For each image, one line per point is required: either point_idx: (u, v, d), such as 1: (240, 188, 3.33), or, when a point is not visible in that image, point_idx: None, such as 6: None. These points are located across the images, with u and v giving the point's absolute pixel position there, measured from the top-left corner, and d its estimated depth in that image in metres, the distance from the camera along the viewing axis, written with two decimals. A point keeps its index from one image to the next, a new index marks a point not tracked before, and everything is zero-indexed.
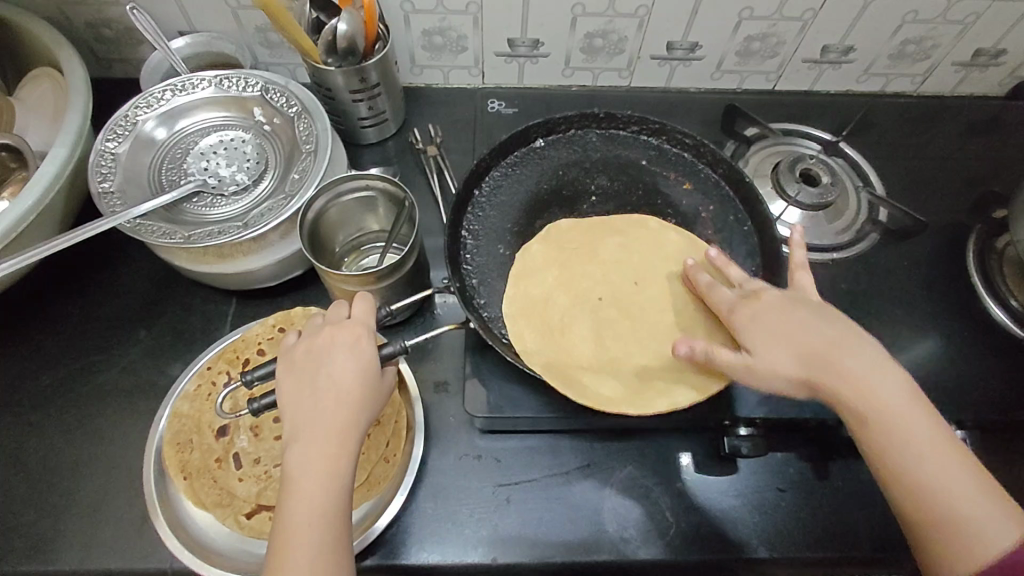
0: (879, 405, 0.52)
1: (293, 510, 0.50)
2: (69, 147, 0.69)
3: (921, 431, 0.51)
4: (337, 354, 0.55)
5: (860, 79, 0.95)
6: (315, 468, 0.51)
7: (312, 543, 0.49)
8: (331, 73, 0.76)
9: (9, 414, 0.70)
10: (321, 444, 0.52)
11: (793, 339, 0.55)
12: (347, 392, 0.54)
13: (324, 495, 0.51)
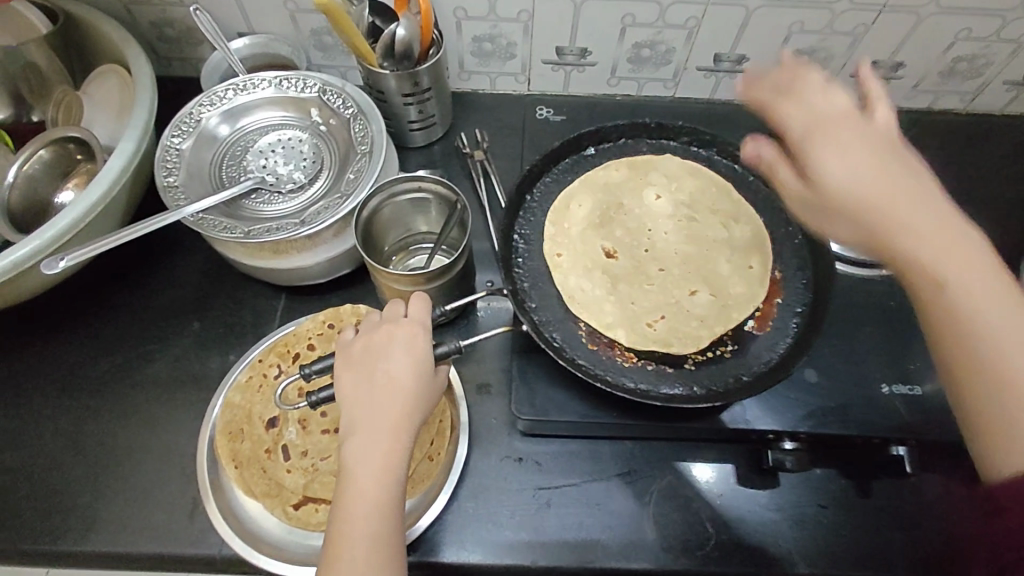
0: (911, 237, 0.46)
1: (349, 501, 0.52)
2: (135, 141, 0.71)
3: (976, 276, 0.44)
4: (393, 351, 0.57)
5: (908, 95, 0.94)
6: (372, 460, 0.53)
7: (366, 535, 0.51)
8: (385, 76, 0.78)
9: (68, 397, 0.73)
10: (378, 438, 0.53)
11: (846, 159, 0.48)
12: (402, 387, 0.55)
13: (381, 488, 0.52)
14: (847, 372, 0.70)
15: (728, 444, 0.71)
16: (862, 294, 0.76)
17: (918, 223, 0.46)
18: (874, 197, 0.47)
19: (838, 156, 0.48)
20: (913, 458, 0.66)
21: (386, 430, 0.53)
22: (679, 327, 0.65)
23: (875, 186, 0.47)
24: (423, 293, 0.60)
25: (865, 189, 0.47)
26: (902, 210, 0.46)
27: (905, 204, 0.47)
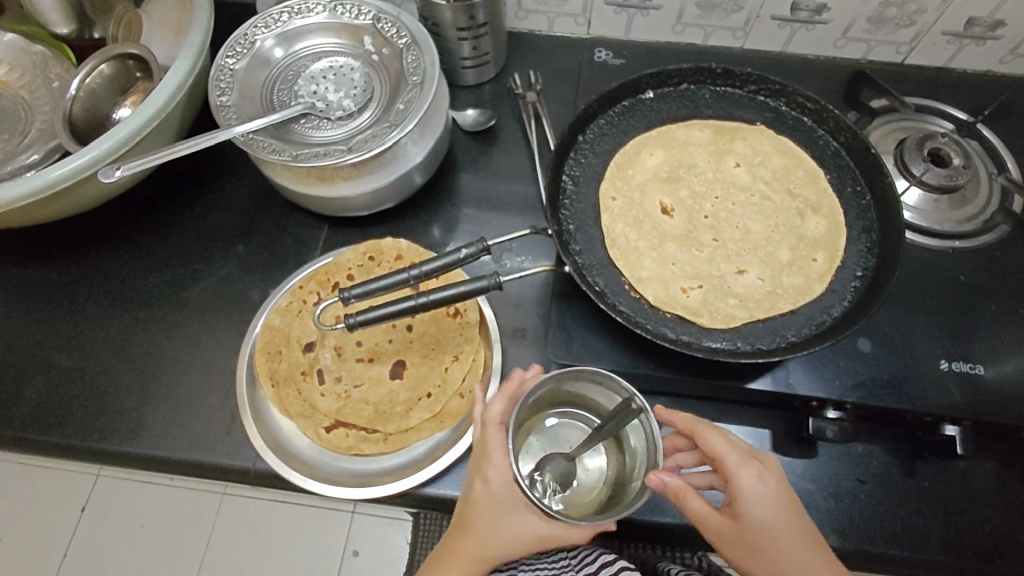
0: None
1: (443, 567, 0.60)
2: (191, 60, 0.72)
3: None
4: (493, 449, 0.54)
5: (1005, 59, 0.85)
6: (491, 521, 0.54)
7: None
8: (440, 7, 0.75)
9: (119, 308, 0.75)
10: (495, 485, 0.54)
11: (764, 495, 0.51)
12: (528, 527, 0.54)
13: (517, 508, 0.54)
14: (903, 344, 0.66)
15: (767, 408, 0.68)
16: (929, 265, 0.71)
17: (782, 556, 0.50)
18: (770, 539, 0.51)
19: (760, 490, 0.51)
20: (967, 439, 0.62)
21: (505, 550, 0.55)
22: (719, 296, 0.62)
23: (778, 534, 0.51)
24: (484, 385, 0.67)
25: (774, 532, 0.51)
26: (780, 548, 0.50)
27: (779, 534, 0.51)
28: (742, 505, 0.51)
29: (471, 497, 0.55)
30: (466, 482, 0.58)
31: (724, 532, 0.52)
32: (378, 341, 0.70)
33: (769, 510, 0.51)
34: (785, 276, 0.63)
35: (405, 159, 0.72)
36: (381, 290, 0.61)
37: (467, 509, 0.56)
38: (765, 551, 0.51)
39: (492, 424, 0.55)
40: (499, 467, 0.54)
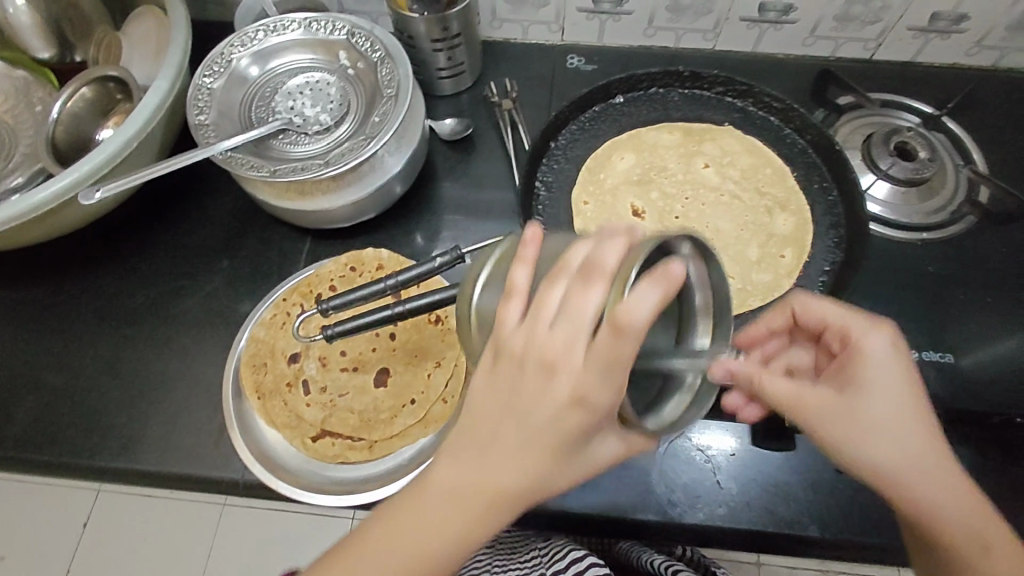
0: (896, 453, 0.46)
1: (456, 501, 0.44)
2: (170, 79, 0.73)
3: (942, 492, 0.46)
4: (620, 368, 0.37)
5: (971, 51, 0.87)
6: (560, 454, 0.42)
7: (475, 537, 0.44)
8: (413, 20, 0.77)
9: (106, 326, 0.76)
10: (590, 423, 0.40)
11: (887, 362, 0.47)
12: (597, 454, 0.44)
13: (595, 437, 0.43)
14: None
15: None
16: (900, 257, 0.72)
17: (897, 416, 0.46)
18: (893, 406, 0.46)
19: (885, 359, 0.48)
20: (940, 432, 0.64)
21: (558, 483, 0.44)
22: None
23: (898, 404, 0.46)
24: (535, 222, 0.42)
25: (893, 400, 0.46)
26: (898, 418, 0.46)
27: (898, 399, 0.47)
28: (857, 375, 0.47)
29: (539, 413, 0.41)
30: (518, 368, 0.41)
31: (827, 406, 0.46)
32: (361, 350, 0.71)
33: (890, 374, 0.47)
34: (755, 273, 0.65)
35: (383, 170, 0.73)
36: (360, 299, 0.62)
37: (525, 417, 0.42)
38: (882, 417, 0.46)
39: (633, 336, 0.36)
40: (602, 407, 0.39)
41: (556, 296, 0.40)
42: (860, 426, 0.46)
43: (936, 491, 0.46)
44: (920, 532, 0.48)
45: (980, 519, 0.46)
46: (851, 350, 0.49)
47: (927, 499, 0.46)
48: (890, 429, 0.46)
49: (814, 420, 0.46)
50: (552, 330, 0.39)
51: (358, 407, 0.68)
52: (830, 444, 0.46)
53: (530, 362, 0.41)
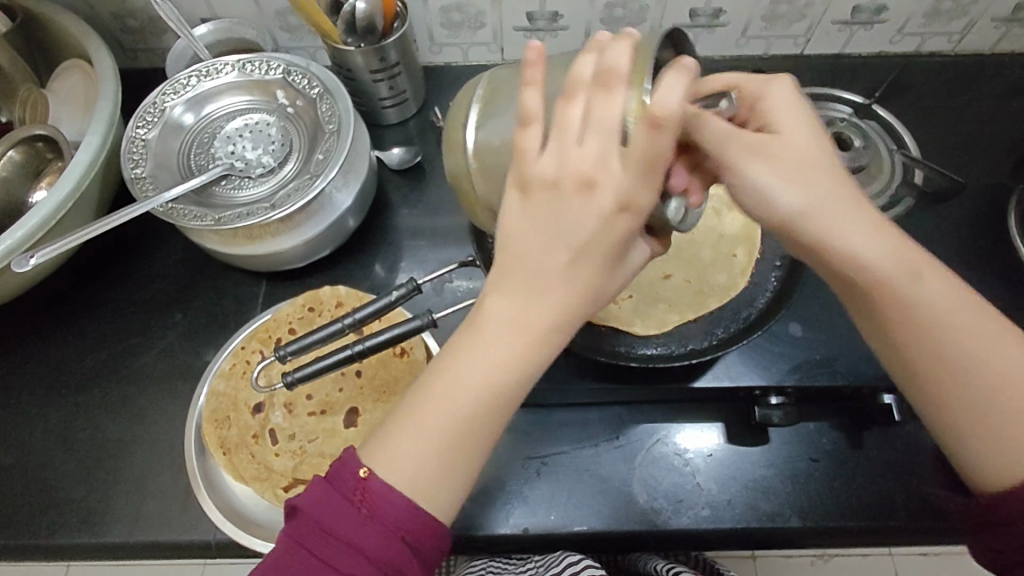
0: (809, 191, 0.48)
1: (513, 332, 0.48)
2: (101, 134, 0.71)
3: (884, 252, 0.48)
4: (660, 164, 0.44)
5: (893, 40, 0.90)
6: (610, 259, 0.48)
7: (543, 354, 0.49)
8: (350, 53, 0.76)
9: (56, 395, 0.73)
10: (633, 226, 0.47)
11: (788, 111, 0.50)
12: (630, 262, 0.51)
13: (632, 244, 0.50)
14: (833, 324, 0.69)
15: (716, 404, 0.70)
16: None
17: (798, 154, 0.49)
18: (807, 148, 0.49)
19: (786, 99, 0.51)
20: (901, 406, 0.64)
21: (610, 287, 0.50)
22: None
23: (807, 142, 0.50)
24: (536, 41, 0.47)
25: (800, 139, 0.49)
26: (813, 158, 0.49)
27: (799, 139, 0.49)
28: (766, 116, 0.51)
29: (585, 226, 0.47)
30: (554, 191, 0.47)
31: (745, 139, 0.49)
32: (328, 392, 0.69)
33: (795, 116, 0.50)
34: (710, 274, 0.71)
35: (333, 207, 0.72)
36: (319, 342, 0.61)
37: (576, 233, 0.47)
38: (794, 152, 0.49)
39: (669, 129, 0.42)
40: (643, 207, 0.47)
41: (575, 112, 0.47)
42: (777, 159, 0.49)
43: (851, 233, 0.48)
44: (847, 291, 0.50)
45: (901, 250, 0.48)
46: (755, 100, 0.52)
47: (829, 230, 0.48)
48: (796, 166, 0.49)
49: (728, 150, 0.49)
50: (585, 141, 0.46)
51: (330, 451, 0.66)
52: (754, 178, 0.49)
53: (568, 183, 0.47)
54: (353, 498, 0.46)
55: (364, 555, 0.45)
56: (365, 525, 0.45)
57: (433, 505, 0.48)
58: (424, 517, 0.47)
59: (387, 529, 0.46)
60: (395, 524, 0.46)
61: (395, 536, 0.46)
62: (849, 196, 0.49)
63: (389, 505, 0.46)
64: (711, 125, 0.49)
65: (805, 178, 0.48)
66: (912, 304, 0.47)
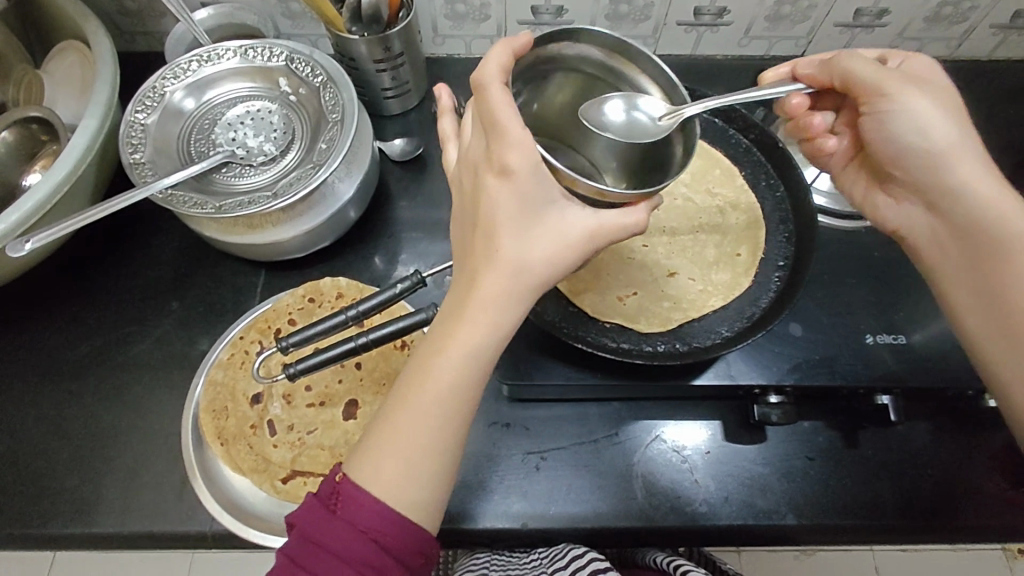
0: (947, 130, 0.55)
1: (448, 311, 0.49)
2: (99, 118, 0.69)
3: (992, 192, 0.54)
4: (499, 115, 0.47)
5: (894, 43, 0.91)
6: (519, 226, 0.49)
7: (473, 321, 0.48)
8: (354, 42, 0.75)
9: (49, 383, 0.72)
10: (521, 186, 0.48)
11: (931, 71, 0.58)
12: (566, 223, 0.50)
13: (551, 206, 0.50)
14: (831, 324, 0.70)
15: (715, 402, 0.71)
16: (847, 247, 0.76)
17: (933, 98, 0.55)
18: (949, 97, 0.56)
19: (921, 60, 0.59)
20: (899, 407, 0.66)
21: (532, 256, 0.49)
22: None
23: (939, 86, 0.57)
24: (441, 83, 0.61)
25: (933, 83, 0.57)
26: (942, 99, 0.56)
27: (937, 89, 0.56)
28: (907, 70, 0.58)
29: (484, 202, 0.49)
30: (463, 182, 0.53)
31: (910, 80, 0.56)
32: (327, 384, 0.69)
33: (932, 73, 0.58)
34: (713, 273, 0.72)
35: (335, 197, 0.71)
36: (321, 333, 0.60)
37: (478, 213, 0.50)
38: (932, 92, 0.56)
39: (489, 83, 0.48)
40: (521, 166, 0.47)
41: (471, 120, 0.56)
42: (909, 97, 0.55)
43: (969, 170, 0.55)
44: (962, 226, 0.55)
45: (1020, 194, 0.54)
46: (904, 59, 0.60)
47: (965, 169, 0.55)
48: (933, 107, 0.55)
49: (887, 80, 0.55)
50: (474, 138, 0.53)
51: (329, 443, 0.66)
52: (903, 109, 0.55)
53: (465, 172, 0.53)
54: (326, 502, 0.46)
55: (336, 557, 0.44)
56: (336, 527, 0.44)
57: (404, 501, 0.46)
58: (397, 519, 0.46)
59: (357, 529, 0.45)
60: (365, 526, 0.45)
61: (368, 538, 0.45)
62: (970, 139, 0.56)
63: (360, 508, 0.45)
64: (862, 70, 0.56)
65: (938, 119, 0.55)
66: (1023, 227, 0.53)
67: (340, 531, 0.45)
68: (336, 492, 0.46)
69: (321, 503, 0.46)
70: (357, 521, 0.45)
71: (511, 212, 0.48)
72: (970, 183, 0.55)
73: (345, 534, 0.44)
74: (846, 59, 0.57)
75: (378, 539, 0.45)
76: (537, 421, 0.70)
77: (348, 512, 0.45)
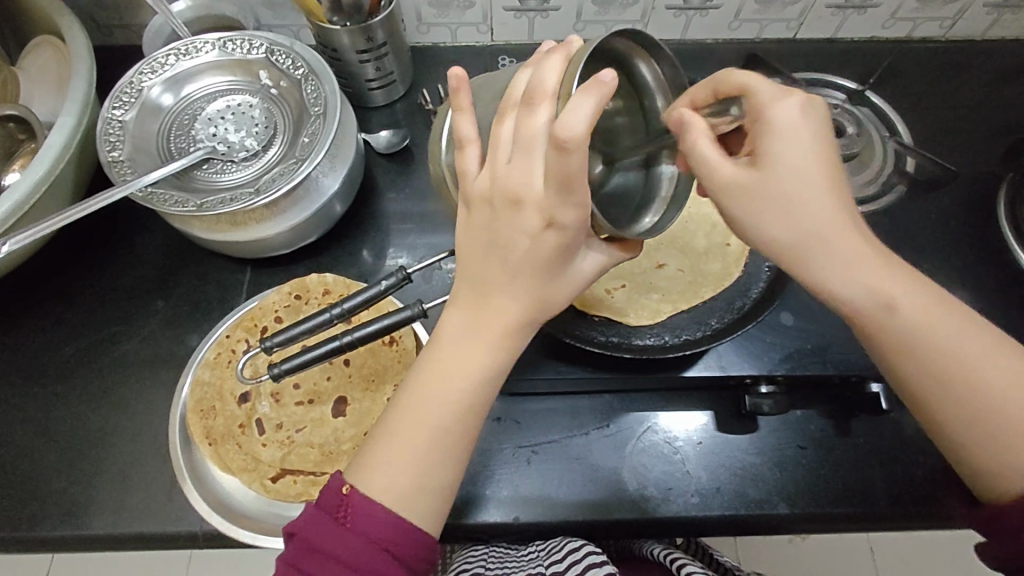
0: (797, 234, 0.46)
1: (472, 342, 0.50)
2: (76, 115, 0.68)
3: (869, 299, 0.46)
4: (575, 182, 0.42)
5: (886, 24, 0.89)
6: (546, 271, 0.49)
7: (499, 362, 0.50)
8: (336, 32, 0.73)
9: (35, 385, 0.71)
10: (565, 241, 0.47)
11: (786, 142, 0.46)
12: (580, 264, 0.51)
13: (578, 251, 0.50)
14: (823, 313, 0.70)
15: (708, 392, 0.71)
16: None
17: (803, 199, 0.46)
18: (793, 183, 0.46)
19: (796, 120, 0.46)
20: (890, 394, 0.66)
21: (554, 297, 0.51)
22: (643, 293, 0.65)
23: (804, 180, 0.46)
24: (457, 68, 0.47)
25: (796, 177, 0.46)
26: (820, 199, 0.46)
27: (767, 179, 0.46)
28: (774, 145, 0.46)
29: (522, 245, 0.48)
30: (488, 207, 0.48)
31: (727, 179, 0.46)
32: (315, 381, 0.68)
33: (794, 140, 0.46)
34: (705, 263, 0.72)
35: (319, 192, 0.70)
36: (308, 332, 0.59)
37: (510, 252, 0.48)
38: (787, 194, 0.46)
39: (576, 148, 0.40)
40: (569, 225, 0.46)
41: (508, 130, 0.46)
42: (772, 195, 0.46)
43: (831, 275, 0.47)
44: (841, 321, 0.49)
45: (883, 286, 0.47)
46: (756, 118, 0.47)
47: (823, 274, 0.47)
48: (784, 209, 0.46)
49: (717, 187, 0.47)
50: (512, 163, 0.46)
51: (319, 441, 0.65)
52: (743, 215, 0.47)
53: (497, 201, 0.47)
54: (333, 513, 0.46)
55: (346, 567, 0.44)
56: (347, 538, 0.45)
57: (409, 513, 0.47)
58: (407, 528, 0.47)
59: (368, 540, 0.45)
60: (376, 536, 0.46)
61: (378, 548, 0.45)
62: (852, 248, 0.46)
63: (371, 519, 0.46)
64: (709, 160, 0.46)
65: (813, 228, 0.46)
66: (896, 338, 0.47)
67: (352, 541, 0.45)
68: (346, 501, 0.46)
69: (331, 511, 0.46)
70: (369, 531, 0.46)
71: (544, 266, 0.49)
72: (842, 290, 0.47)
73: (357, 544, 0.45)
74: (684, 152, 0.47)
75: (389, 549, 0.46)
76: (530, 415, 0.70)
77: (359, 522, 0.46)
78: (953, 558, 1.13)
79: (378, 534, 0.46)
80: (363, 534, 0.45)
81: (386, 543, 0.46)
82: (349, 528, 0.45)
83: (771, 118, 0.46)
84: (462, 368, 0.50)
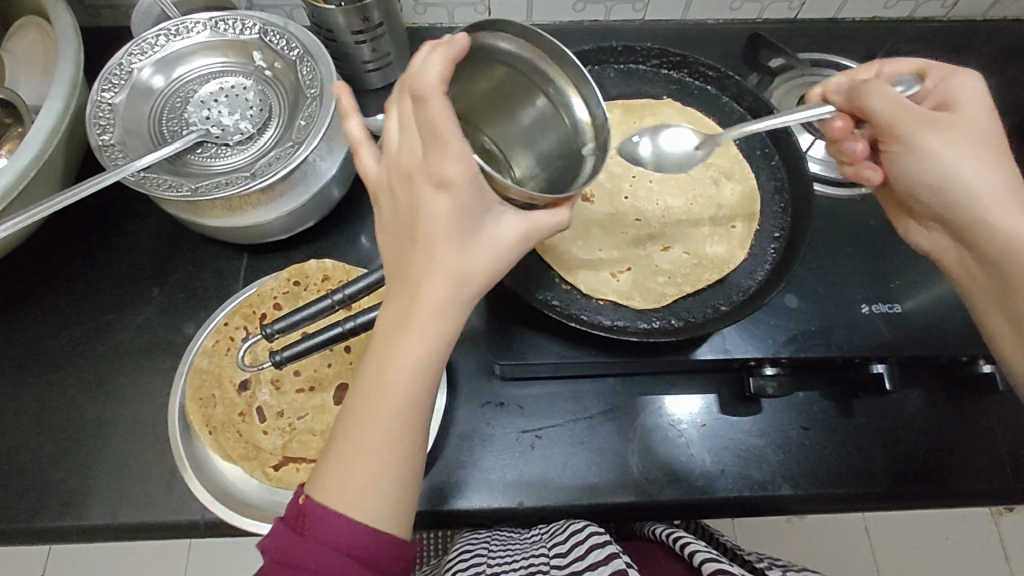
0: (974, 176, 0.52)
1: (394, 326, 0.46)
2: (64, 98, 0.66)
3: None
4: (441, 127, 0.40)
5: (888, 4, 0.88)
6: (461, 237, 0.45)
7: (432, 345, 0.46)
8: (331, 11, 0.71)
9: (30, 375, 0.70)
10: (462, 199, 0.44)
11: (970, 99, 0.54)
12: (503, 231, 0.47)
13: (487, 214, 0.46)
14: (826, 295, 0.69)
15: (711, 375, 0.70)
16: (843, 214, 0.75)
17: (983, 147, 0.53)
18: (974, 127, 0.53)
19: (971, 88, 0.55)
20: (893, 374, 0.66)
21: (474, 267, 0.46)
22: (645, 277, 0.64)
23: (986, 127, 0.53)
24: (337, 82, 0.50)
25: (980, 123, 0.53)
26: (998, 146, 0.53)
27: (952, 122, 0.53)
28: (957, 99, 0.54)
29: (424, 213, 0.44)
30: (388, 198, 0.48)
31: (915, 112, 0.53)
32: (316, 368, 0.67)
33: (977, 100, 0.54)
34: (708, 246, 0.71)
35: (316, 175, 0.68)
36: (309, 318, 0.58)
37: (416, 229, 0.45)
38: (972, 136, 0.53)
39: (432, 94, 0.40)
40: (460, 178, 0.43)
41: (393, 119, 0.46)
42: (962, 135, 0.53)
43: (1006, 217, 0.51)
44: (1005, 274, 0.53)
45: None
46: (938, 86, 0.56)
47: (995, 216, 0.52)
48: (970, 152, 0.52)
49: (901, 122, 0.53)
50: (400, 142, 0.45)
51: (322, 427, 0.65)
52: (932, 152, 0.52)
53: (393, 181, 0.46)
54: (293, 524, 0.44)
55: None
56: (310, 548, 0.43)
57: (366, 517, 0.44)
58: (370, 531, 0.44)
59: (331, 547, 0.43)
60: (338, 542, 0.43)
61: (343, 554, 0.43)
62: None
63: (331, 525, 0.43)
64: (889, 101, 0.53)
65: (990, 170, 0.52)
66: None
67: (315, 553, 0.43)
68: (304, 513, 0.44)
69: (291, 525, 0.44)
70: (330, 539, 0.43)
71: (457, 233, 0.45)
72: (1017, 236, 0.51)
73: (319, 555, 0.43)
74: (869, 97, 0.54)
75: (354, 553, 0.43)
76: (532, 400, 0.69)
77: (319, 531, 0.43)
78: (948, 536, 1.14)
79: (340, 541, 0.43)
80: (324, 542, 0.43)
81: (351, 549, 0.43)
82: (309, 539, 0.43)
83: (951, 81, 0.55)
84: (390, 358, 0.46)
